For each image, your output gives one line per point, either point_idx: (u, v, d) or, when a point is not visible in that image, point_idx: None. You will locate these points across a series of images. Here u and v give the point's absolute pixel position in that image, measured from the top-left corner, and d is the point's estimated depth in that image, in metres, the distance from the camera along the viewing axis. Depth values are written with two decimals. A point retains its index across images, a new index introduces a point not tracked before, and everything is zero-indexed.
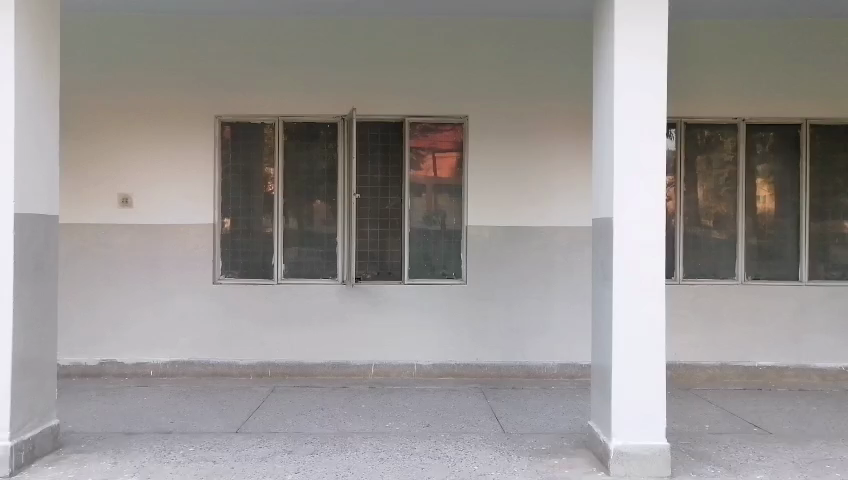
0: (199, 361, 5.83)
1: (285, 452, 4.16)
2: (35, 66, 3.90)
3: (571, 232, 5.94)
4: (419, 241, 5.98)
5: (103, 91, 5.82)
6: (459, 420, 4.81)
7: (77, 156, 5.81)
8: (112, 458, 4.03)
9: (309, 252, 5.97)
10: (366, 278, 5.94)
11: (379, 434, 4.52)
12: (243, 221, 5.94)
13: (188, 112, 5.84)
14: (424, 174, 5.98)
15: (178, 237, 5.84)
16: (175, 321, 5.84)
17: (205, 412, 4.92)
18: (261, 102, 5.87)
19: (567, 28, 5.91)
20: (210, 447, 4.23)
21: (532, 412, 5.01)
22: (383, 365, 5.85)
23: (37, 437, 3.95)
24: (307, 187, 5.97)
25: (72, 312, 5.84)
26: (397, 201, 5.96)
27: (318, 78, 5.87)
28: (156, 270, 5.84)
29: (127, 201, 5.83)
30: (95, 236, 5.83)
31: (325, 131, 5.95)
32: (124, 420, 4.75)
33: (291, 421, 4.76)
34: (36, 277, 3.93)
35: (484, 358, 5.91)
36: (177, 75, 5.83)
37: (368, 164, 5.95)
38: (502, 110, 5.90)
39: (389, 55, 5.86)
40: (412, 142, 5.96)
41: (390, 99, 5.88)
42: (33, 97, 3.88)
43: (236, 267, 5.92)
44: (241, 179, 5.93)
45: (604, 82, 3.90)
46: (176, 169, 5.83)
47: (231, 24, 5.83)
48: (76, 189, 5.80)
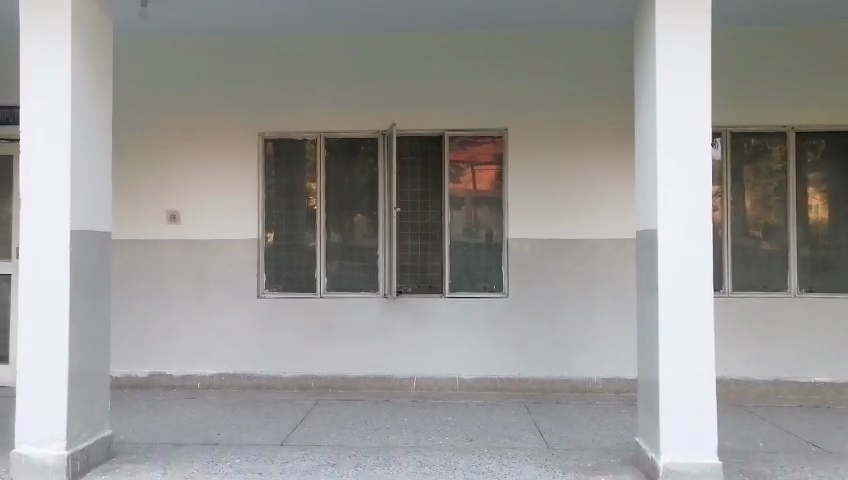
0: (244, 374, 5.93)
1: (328, 465, 4.19)
2: (90, 91, 4.07)
3: (613, 244, 5.86)
4: (459, 254, 5.98)
5: (152, 112, 6.03)
6: (502, 435, 4.77)
7: (128, 174, 6.02)
8: (163, 468, 4.12)
9: (351, 265, 6.03)
10: (407, 291, 5.96)
11: (422, 448, 4.52)
12: (286, 235, 6.05)
13: (233, 130, 5.99)
14: (464, 186, 5.99)
15: (224, 252, 5.98)
16: (221, 334, 5.96)
17: (251, 425, 5.00)
18: (302, 119, 5.99)
19: (607, 38, 5.87)
20: (256, 459, 4.29)
21: (577, 427, 4.93)
22: (425, 379, 5.86)
23: (93, 446, 4.09)
24: (348, 201, 6.05)
25: (123, 325, 6.03)
26: (437, 214, 5.99)
27: (358, 94, 5.95)
28: (203, 285, 5.98)
29: (175, 217, 6.00)
30: (145, 252, 6.01)
31: (365, 146, 6.03)
32: (173, 431, 4.86)
33: (334, 434, 4.79)
34: (91, 291, 4.08)
35: (527, 372, 5.86)
36: (223, 94, 6.00)
37: (408, 178, 6.00)
38: (543, 122, 5.87)
39: (428, 70, 5.91)
40: (451, 156, 5.98)
41: (429, 113, 5.93)
42: (89, 120, 4.05)
43: (279, 280, 6.02)
44: (284, 195, 6.05)
45: (646, 93, 3.86)
46: (221, 185, 5.98)
47: (274, 44, 5.98)
48: (127, 206, 6.01)
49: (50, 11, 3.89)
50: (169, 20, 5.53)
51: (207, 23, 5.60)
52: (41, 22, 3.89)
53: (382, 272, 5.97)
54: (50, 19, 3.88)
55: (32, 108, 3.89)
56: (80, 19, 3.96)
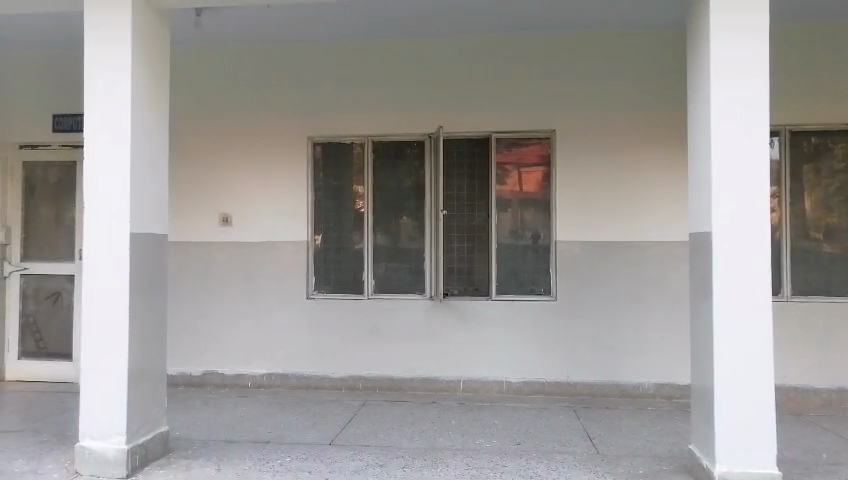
0: (294, 374, 6.04)
1: (377, 465, 4.22)
2: (149, 99, 4.22)
3: (665, 247, 5.73)
4: (506, 256, 5.95)
5: (206, 117, 6.21)
6: (550, 439, 4.72)
7: (183, 178, 6.21)
8: (217, 464, 4.24)
9: (398, 267, 6.07)
10: (453, 293, 5.96)
11: (470, 450, 4.51)
12: (334, 238, 6.13)
13: (283, 135, 6.11)
14: (510, 188, 5.96)
15: (274, 254, 6.10)
16: (272, 334, 6.08)
17: (300, 424, 5.09)
18: (350, 123, 6.06)
19: (657, 36, 5.75)
20: (306, 458, 4.37)
21: (628, 433, 4.84)
22: (472, 381, 5.85)
23: (150, 442, 4.23)
24: (395, 203, 6.10)
25: (179, 325, 6.22)
26: (484, 216, 5.97)
27: (406, 97, 5.99)
28: (254, 286, 6.12)
29: (228, 220, 6.16)
30: (199, 254, 6.19)
31: (412, 149, 6.07)
32: (226, 429, 4.99)
33: (382, 435, 4.83)
34: (149, 291, 4.23)
35: (575, 376, 5.79)
36: (273, 100, 6.13)
37: (455, 181, 6.01)
38: (591, 123, 5.80)
39: (475, 73, 5.91)
40: (498, 158, 5.96)
41: (475, 116, 5.93)
42: (147, 127, 4.20)
43: (328, 282, 6.11)
44: (332, 198, 6.13)
45: (700, 92, 3.77)
46: (272, 189, 6.11)
47: (322, 49, 6.08)
48: (182, 209, 6.20)
49: (111, 22, 4.05)
50: (223, 29, 5.69)
51: (259, 30, 5.73)
52: (103, 32, 4.05)
53: (429, 275, 5.99)
54: (111, 29, 4.05)
55: (95, 116, 4.06)
56: (140, 30, 4.12)
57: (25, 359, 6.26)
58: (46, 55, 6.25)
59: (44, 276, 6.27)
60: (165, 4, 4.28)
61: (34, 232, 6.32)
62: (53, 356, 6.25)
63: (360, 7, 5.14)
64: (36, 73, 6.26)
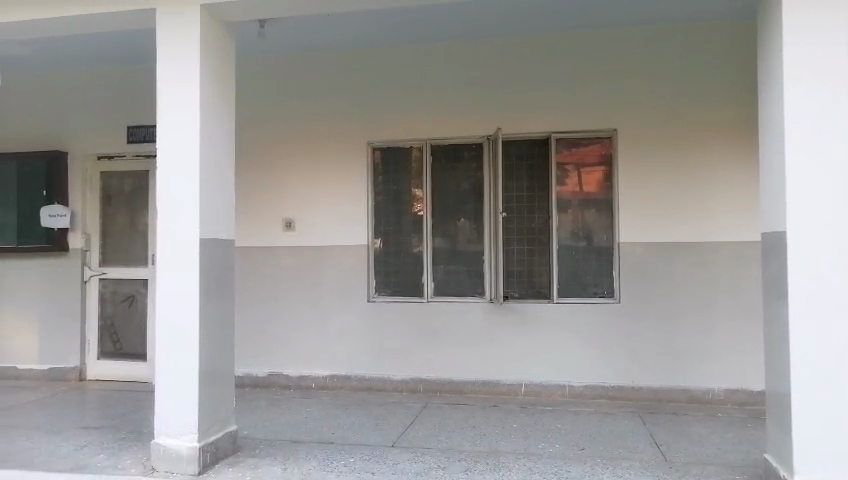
0: (355, 376, 6.13)
1: (439, 468, 4.24)
2: (217, 109, 4.38)
3: (734, 247, 5.53)
4: (568, 259, 5.86)
5: (270, 125, 6.38)
6: (615, 445, 4.62)
7: (249, 185, 6.41)
8: (283, 463, 4.35)
9: (457, 270, 6.08)
10: (514, 296, 5.91)
11: (533, 455, 4.47)
12: (394, 241, 6.19)
13: (343, 141, 6.22)
14: (570, 189, 5.87)
15: (335, 258, 6.21)
16: (334, 337, 6.19)
17: (363, 425, 5.16)
18: (409, 127, 6.11)
19: (723, 30, 5.57)
20: (369, 459, 4.42)
21: (697, 440, 4.68)
22: (534, 385, 5.79)
23: (220, 440, 4.38)
24: (454, 206, 6.11)
25: (245, 327, 6.40)
26: (544, 217, 5.91)
27: (464, 100, 6.00)
28: (316, 290, 6.24)
29: (290, 225, 6.31)
30: (263, 258, 6.36)
31: (470, 152, 6.07)
32: (291, 429, 5.11)
33: (444, 437, 4.84)
34: (218, 295, 4.38)
35: (640, 381, 5.65)
36: (333, 106, 6.25)
37: (513, 183, 5.96)
38: (655, 121, 5.65)
39: (533, 73, 5.86)
40: (558, 158, 5.88)
41: (535, 117, 5.87)
42: (215, 136, 4.36)
43: (388, 285, 6.17)
44: (392, 202, 6.20)
45: (772, 86, 3.62)
46: (332, 194, 6.23)
47: (381, 55, 6.16)
48: (248, 215, 6.40)
49: (181, 36, 4.22)
50: (284, 39, 5.84)
51: (319, 38, 5.86)
52: (174, 45, 4.23)
53: (489, 277, 5.97)
54: (181, 42, 4.22)
55: (167, 126, 4.25)
56: (207, 43, 4.28)
57: (104, 359, 6.59)
58: (120, 69, 6.55)
59: (121, 280, 6.58)
60: (230, 17, 4.42)
61: (111, 238, 6.65)
62: (129, 357, 6.55)
63: (418, 12, 5.18)
64: (111, 87, 6.57)
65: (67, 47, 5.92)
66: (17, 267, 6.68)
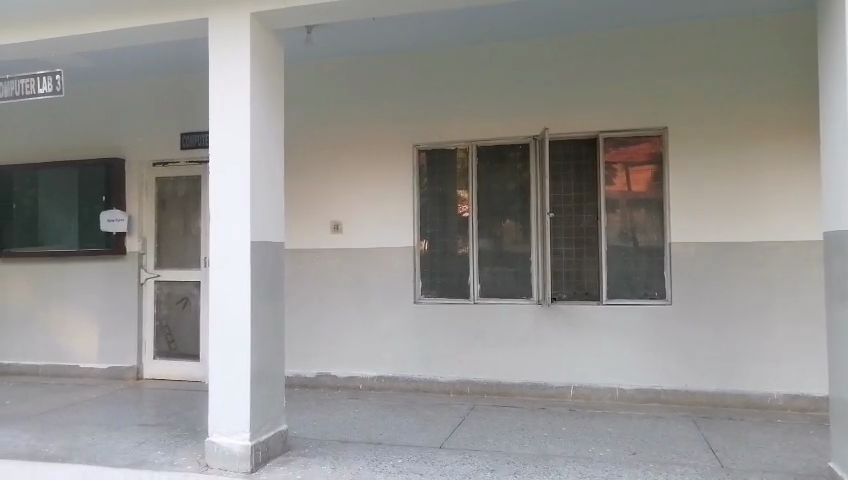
0: (402, 377, 6.16)
1: (488, 470, 4.22)
2: (267, 114, 4.47)
3: (793, 247, 5.34)
4: (617, 259, 5.76)
5: (317, 129, 6.47)
6: (669, 450, 4.51)
7: (297, 189, 6.51)
8: (332, 463, 4.39)
9: (504, 272, 6.04)
10: (562, 297, 5.84)
11: (583, 459, 4.40)
12: (440, 243, 6.20)
13: (388, 143, 6.25)
14: (619, 188, 5.77)
15: (382, 259, 6.25)
16: (381, 338, 6.23)
17: (410, 426, 5.18)
18: (455, 129, 6.11)
19: (780, 23, 5.39)
20: (417, 460, 4.43)
21: (756, 446, 4.52)
22: (583, 388, 5.71)
23: (272, 439, 4.46)
24: (500, 207, 6.08)
25: (294, 328, 6.50)
26: (593, 218, 5.82)
27: (510, 101, 5.97)
28: (364, 291, 6.30)
29: (338, 227, 6.39)
30: (312, 260, 6.45)
31: (516, 152, 6.03)
32: (339, 429, 5.16)
33: (492, 440, 4.81)
34: (269, 296, 4.46)
35: (694, 385, 5.50)
36: (379, 109, 6.29)
37: (560, 183, 5.90)
38: (708, 118, 5.51)
39: (580, 72, 5.78)
40: (606, 157, 5.79)
41: (582, 116, 5.79)
42: (266, 141, 4.46)
43: (434, 286, 6.18)
44: (437, 203, 6.21)
45: (833, 79, 3.48)
46: (379, 196, 6.28)
47: (426, 57, 6.18)
48: (296, 218, 6.51)
49: (233, 44, 4.32)
50: (331, 44, 5.92)
51: (365, 43, 5.92)
52: (226, 53, 4.33)
53: (536, 279, 5.91)
54: (233, 50, 4.32)
55: (219, 132, 4.36)
56: (258, 50, 4.37)
57: (160, 359, 6.80)
58: (173, 77, 6.74)
59: (175, 282, 6.78)
60: (280, 25, 4.52)
61: (166, 242, 6.87)
62: (183, 357, 6.74)
63: (464, 13, 5.18)
64: (165, 95, 6.77)
65: (123, 58, 6.13)
66: (78, 270, 6.95)
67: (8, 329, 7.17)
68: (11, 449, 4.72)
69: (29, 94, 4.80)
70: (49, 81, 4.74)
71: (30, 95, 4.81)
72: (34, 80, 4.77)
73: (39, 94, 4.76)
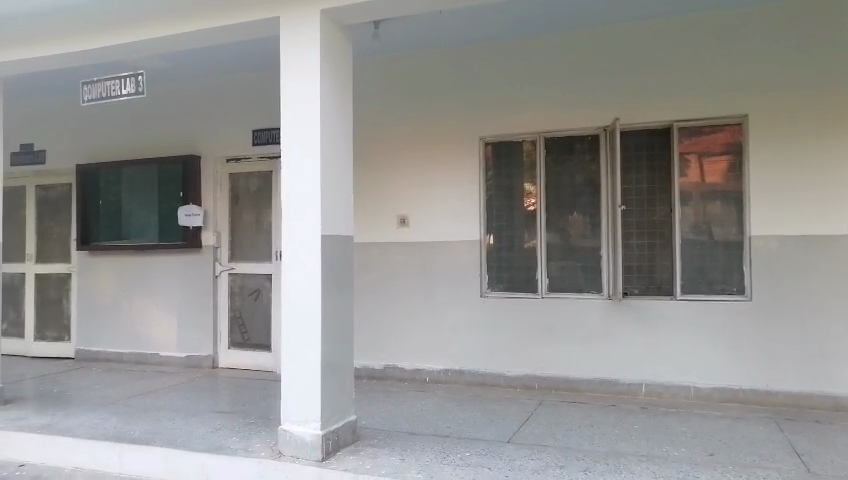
0: (469, 371, 6.15)
1: (557, 466, 4.16)
2: (336, 109, 4.54)
3: None
4: (692, 254, 5.56)
5: (383, 124, 6.52)
6: (749, 452, 4.32)
7: (363, 183, 6.59)
8: (400, 454, 4.43)
9: (572, 265, 5.94)
10: (633, 293, 5.69)
11: (657, 458, 4.27)
12: (507, 237, 6.15)
13: (454, 137, 6.24)
14: (693, 180, 5.58)
15: (448, 253, 6.25)
16: (447, 332, 6.25)
17: (477, 420, 5.17)
18: (522, 121, 6.03)
19: None
20: (485, 454, 4.42)
21: (845, 451, 4.27)
22: (655, 385, 5.55)
23: (341, 429, 4.54)
24: (568, 200, 5.98)
25: (361, 321, 6.59)
26: (666, 210, 5.64)
27: (579, 91, 5.84)
28: (430, 285, 6.32)
29: (405, 221, 6.43)
30: (379, 253, 6.53)
31: (585, 144, 5.91)
32: (407, 421, 5.21)
33: (561, 436, 4.74)
34: (339, 289, 4.54)
35: (775, 385, 5.26)
36: (445, 102, 6.29)
37: (632, 175, 5.74)
38: (790, 105, 5.24)
39: (654, 59, 5.60)
40: (680, 148, 5.60)
41: (654, 105, 5.61)
42: (336, 136, 4.53)
43: (501, 281, 6.14)
44: (504, 196, 6.16)
45: None
46: (444, 190, 6.27)
47: (493, 49, 6.13)
48: (364, 212, 6.59)
49: (303, 40, 4.40)
50: (398, 38, 5.96)
51: (432, 36, 5.92)
52: (297, 49, 4.42)
53: (606, 274, 5.79)
54: (304, 47, 4.40)
55: (290, 128, 4.45)
56: (327, 46, 4.44)
57: (233, 349, 7.05)
58: (245, 76, 6.94)
59: (248, 275, 7.02)
60: (348, 21, 4.57)
61: (239, 236, 7.10)
62: (256, 347, 6.96)
63: (532, 3, 5.10)
64: (238, 93, 6.97)
65: (199, 58, 6.36)
66: (157, 263, 7.28)
67: (94, 319, 7.60)
68: (99, 431, 5.00)
69: (114, 95, 5.05)
70: (132, 82, 4.97)
71: (115, 96, 5.06)
72: (118, 81, 5.02)
73: (123, 95, 5.00)
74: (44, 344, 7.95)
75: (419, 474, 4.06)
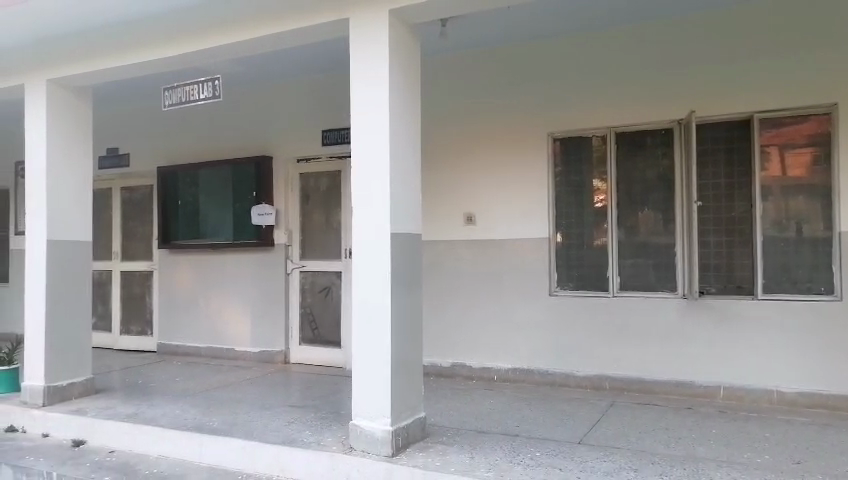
0: (537, 370, 6.09)
1: (631, 469, 4.06)
2: (404, 107, 4.57)
3: None
4: (775, 251, 5.31)
5: (450, 122, 6.53)
6: (840, 462, 4.08)
7: (431, 182, 6.61)
8: (470, 452, 4.43)
9: (644, 263, 5.78)
10: (711, 292, 5.47)
11: (737, 464, 4.10)
12: (576, 234, 6.05)
13: (522, 134, 6.18)
14: (775, 174, 5.32)
15: (516, 251, 6.20)
16: (514, 331, 6.20)
17: (547, 420, 5.10)
18: (592, 116, 5.91)
19: None
20: (556, 455, 4.36)
21: None
22: (735, 388, 5.34)
23: (411, 425, 4.57)
24: (640, 197, 5.82)
25: (429, 319, 6.63)
26: (746, 206, 5.40)
27: (653, 84, 5.67)
28: (497, 282, 6.29)
29: (471, 219, 6.41)
30: (446, 251, 6.55)
31: (659, 138, 5.74)
32: (476, 419, 5.20)
33: (634, 438, 4.63)
34: (407, 287, 4.58)
35: None
36: (511, 99, 6.23)
37: (709, 169, 5.52)
38: None
39: (732, 49, 5.37)
40: (760, 141, 5.35)
41: (733, 97, 5.38)
42: (403, 134, 4.56)
43: (570, 279, 6.04)
44: (573, 193, 6.06)
45: None
46: (511, 187, 6.22)
47: (561, 43, 6.03)
48: (431, 209, 6.62)
49: (371, 41, 4.46)
50: (464, 36, 5.95)
51: (498, 32, 5.87)
52: (367, 49, 4.47)
53: (681, 272, 5.60)
54: (373, 46, 4.45)
55: (360, 127, 4.51)
56: (395, 45, 4.47)
57: (305, 345, 7.23)
58: (314, 78, 7.10)
59: (318, 272, 7.18)
60: (416, 19, 4.59)
61: (309, 234, 7.27)
62: (326, 343, 7.12)
63: None
64: (308, 95, 7.14)
65: (270, 62, 6.55)
66: (232, 260, 7.54)
67: (174, 314, 7.95)
68: (181, 421, 5.23)
69: (193, 100, 5.27)
70: (209, 87, 5.17)
71: (194, 100, 5.27)
72: (196, 87, 5.23)
73: (201, 99, 5.21)
74: (129, 338, 8.39)
75: (489, 472, 4.04)
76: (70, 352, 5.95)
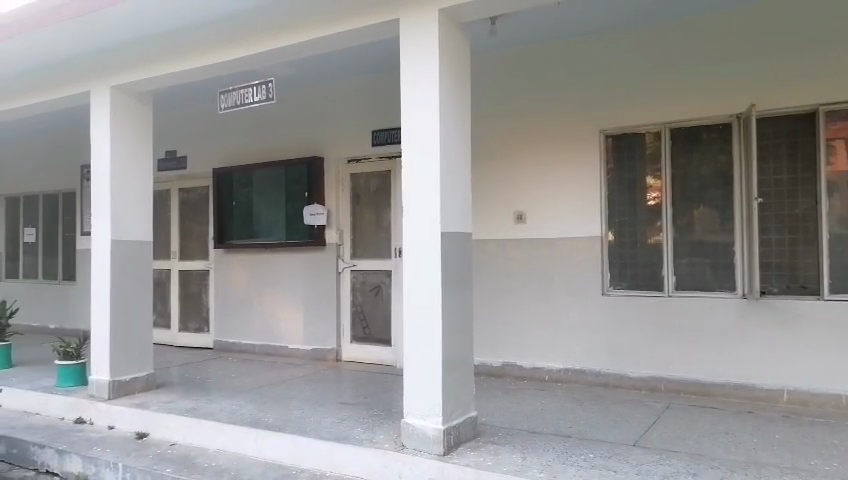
0: (590, 371, 6.00)
1: (689, 474, 3.95)
2: (454, 105, 4.57)
3: None
4: (842, 250, 5.09)
5: (500, 121, 6.50)
6: None
7: (480, 181, 6.59)
8: (522, 452, 4.40)
9: (701, 262, 5.62)
10: (772, 292, 5.28)
11: (803, 471, 3.94)
12: (629, 233, 5.93)
13: (572, 131, 6.10)
14: (842, 169, 5.10)
15: (567, 249, 6.13)
16: (565, 331, 6.13)
17: (601, 422, 5.02)
18: (645, 112, 5.79)
19: None
20: (610, 457, 4.29)
21: None
22: (799, 392, 5.13)
23: (462, 425, 4.57)
24: (696, 194, 5.65)
25: (479, 318, 6.62)
26: (810, 202, 5.18)
27: (709, 77, 5.50)
28: (548, 281, 6.23)
29: (521, 217, 6.37)
30: (496, 250, 6.52)
31: (716, 133, 5.57)
32: (528, 419, 5.16)
33: (692, 442, 4.50)
34: (458, 285, 4.58)
35: None
36: (561, 96, 6.16)
37: (770, 165, 5.33)
38: None
39: (794, 39, 5.17)
40: (826, 135, 5.14)
41: (795, 89, 5.18)
42: (453, 133, 4.56)
43: (623, 278, 5.93)
44: (626, 190, 5.95)
45: None
46: (562, 185, 6.15)
47: (613, 38, 5.92)
48: (481, 208, 6.61)
49: (421, 40, 4.47)
50: (513, 33, 5.90)
51: (548, 28, 5.80)
52: (417, 49, 4.49)
53: (740, 272, 5.42)
54: (423, 46, 4.46)
55: (410, 127, 4.53)
56: (445, 44, 4.47)
57: (355, 343, 7.32)
58: (363, 80, 7.19)
59: (369, 271, 7.25)
60: (465, 18, 4.58)
61: (360, 233, 7.36)
62: (376, 342, 7.18)
63: None
64: (357, 96, 7.22)
65: (320, 64, 6.66)
66: (285, 259, 7.70)
67: (229, 312, 8.17)
68: (237, 416, 5.37)
69: (247, 103, 5.40)
70: (263, 90, 5.30)
71: (248, 103, 5.41)
72: (250, 90, 5.36)
73: (255, 102, 5.34)
74: (187, 335, 8.66)
75: (541, 473, 4.00)
76: (132, 348, 6.19)
